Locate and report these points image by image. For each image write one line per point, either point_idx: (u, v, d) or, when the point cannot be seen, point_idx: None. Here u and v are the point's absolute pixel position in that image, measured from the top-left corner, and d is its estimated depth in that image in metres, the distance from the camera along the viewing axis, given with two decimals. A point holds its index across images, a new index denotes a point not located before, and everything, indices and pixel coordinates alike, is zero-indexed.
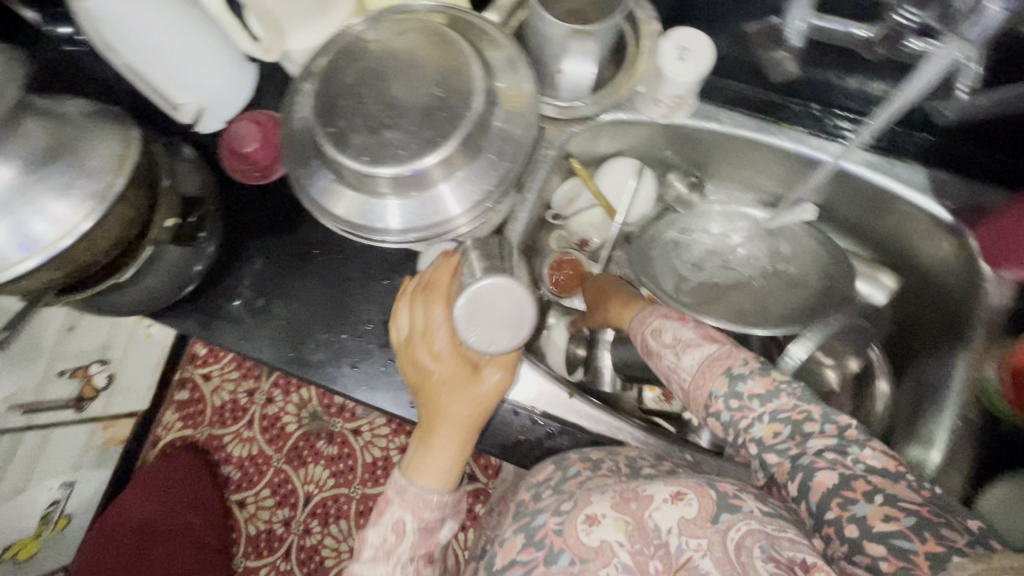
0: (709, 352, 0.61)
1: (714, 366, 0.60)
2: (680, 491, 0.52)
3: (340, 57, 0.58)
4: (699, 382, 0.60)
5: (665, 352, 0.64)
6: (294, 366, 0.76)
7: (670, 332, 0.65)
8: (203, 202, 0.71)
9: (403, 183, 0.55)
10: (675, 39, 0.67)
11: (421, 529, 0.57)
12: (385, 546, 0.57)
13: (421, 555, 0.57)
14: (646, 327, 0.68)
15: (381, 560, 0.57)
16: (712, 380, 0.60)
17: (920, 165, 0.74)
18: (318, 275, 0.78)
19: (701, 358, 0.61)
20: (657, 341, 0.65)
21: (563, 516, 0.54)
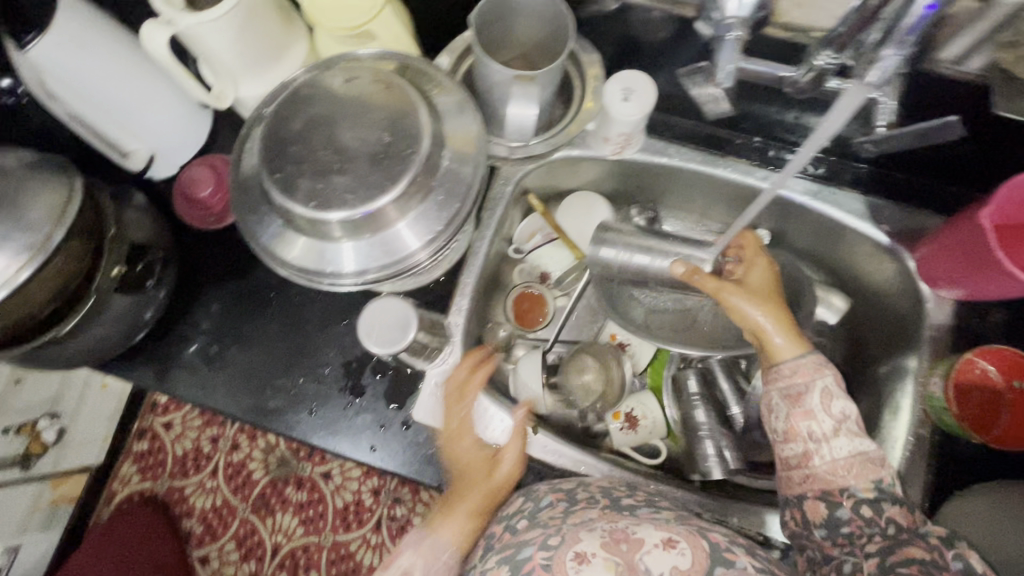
0: (865, 452, 0.61)
1: (866, 467, 0.61)
2: (673, 538, 0.55)
3: (285, 106, 0.55)
4: (839, 472, 0.61)
5: (819, 416, 0.62)
6: (251, 413, 0.74)
7: (839, 403, 0.62)
8: (151, 249, 0.68)
9: (355, 226, 0.54)
10: (619, 81, 0.68)
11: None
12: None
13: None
14: (822, 376, 0.63)
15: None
16: (858, 480, 0.61)
17: (860, 192, 0.76)
18: (274, 318, 0.76)
19: (854, 451, 0.61)
20: (816, 398, 0.63)
21: (552, 550, 0.56)
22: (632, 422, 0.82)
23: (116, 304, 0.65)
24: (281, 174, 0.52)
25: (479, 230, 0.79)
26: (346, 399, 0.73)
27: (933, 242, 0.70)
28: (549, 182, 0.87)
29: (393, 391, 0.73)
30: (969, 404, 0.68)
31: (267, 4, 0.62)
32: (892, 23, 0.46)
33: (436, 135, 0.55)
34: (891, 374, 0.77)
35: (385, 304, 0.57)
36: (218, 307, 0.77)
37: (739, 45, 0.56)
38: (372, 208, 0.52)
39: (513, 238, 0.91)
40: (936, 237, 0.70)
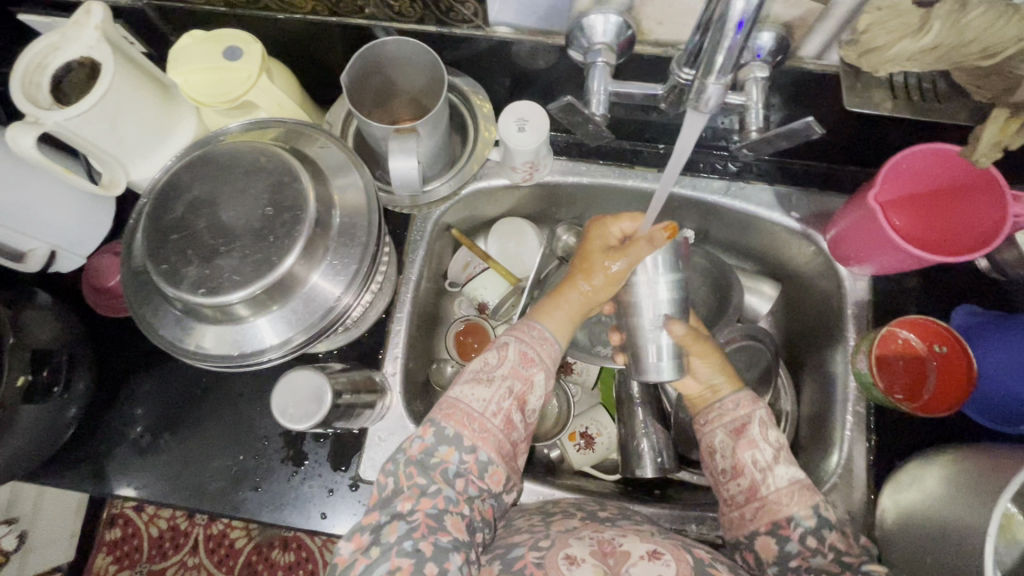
0: (801, 479, 0.60)
1: (806, 493, 0.59)
2: (658, 551, 0.56)
3: (163, 194, 0.54)
4: (782, 501, 0.59)
5: (760, 446, 0.61)
6: (194, 499, 0.71)
7: (774, 431, 0.62)
8: (57, 352, 0.67)
9: (259, 301, 0.52)
10: (513, 112, 0.69)
11: (523, 355, 0.62)
12: (486, 368, 0.62)
13: (517, 395, 0.61)
14: (757, 410, 0.63)
15: (483, 386, 0.61)
16: (796, 506, 0.58)
17: (766, 184, 0.78)
18: (204, 397, 0.74)
19: (793, 478, 0.60)
20: (756, 426, 0.62)
21: (542, 550, 0.57)
22: (588, 440, 0.82)
23: (25, 415, 0.62)
24: (166, 264, 0.51)
25: (403, 275, 0.79)
26: (289, 469, 0.71)
27: (837, 223, 0.72)
28: (470, 215, 0.87)
29: (336, 452, 0.72)
30: (895, 373, 0.71)
31: (138, 88, 0.61)
32: (705, 65, 0.43)
33: (324, 199, 0.55)
34: (827, 354, 0.78)
35: (297, 379, 0.59)
36: (146, 394, 0.75)
37: (608, 70, 0.56)
38: (281, 271, 0.51)
39: (448, 273, 0.90)
40: (839, 216, 0.72)
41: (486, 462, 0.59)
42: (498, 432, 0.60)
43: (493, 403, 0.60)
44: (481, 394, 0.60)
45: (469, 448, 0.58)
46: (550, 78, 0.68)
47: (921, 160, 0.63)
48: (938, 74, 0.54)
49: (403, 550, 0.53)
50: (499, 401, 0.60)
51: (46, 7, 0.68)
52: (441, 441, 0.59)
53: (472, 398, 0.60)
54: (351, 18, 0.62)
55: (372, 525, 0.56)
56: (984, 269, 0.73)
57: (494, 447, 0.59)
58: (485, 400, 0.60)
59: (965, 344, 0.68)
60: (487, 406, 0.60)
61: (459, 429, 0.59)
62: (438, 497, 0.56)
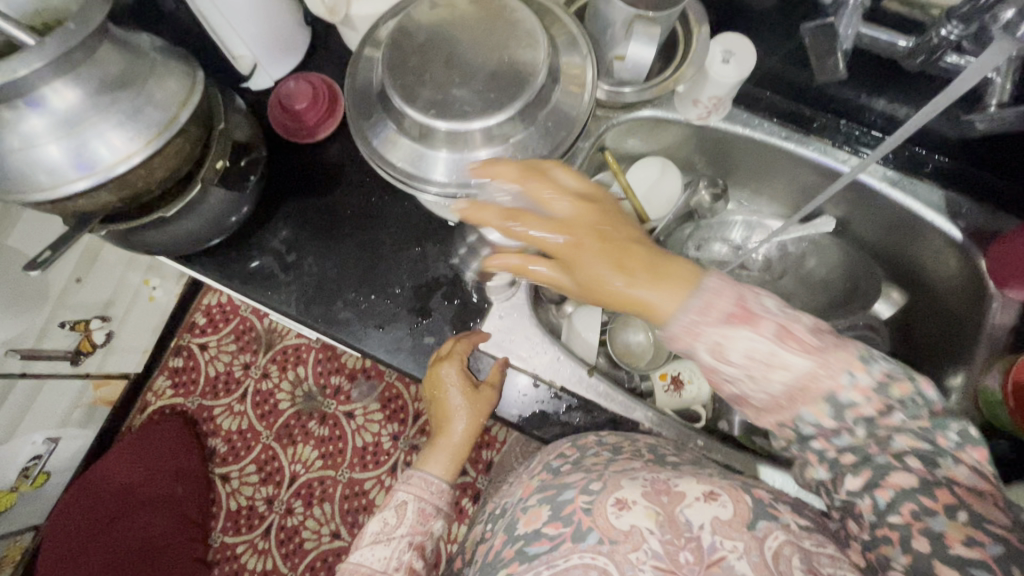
0: (793, 377, 0.50)
1: (808, 390, 0.50)
2: (715, 492, 0.55)
3: (412, 19, 0.57)
4: (783, 404, 0.51)
5: (724, 368, 0.51)
6: (322, 323, 0.77)
7: (738, 347, 0.50)
8: (251, 150, 0.73)
9: (458, 140, 0.56)
10: (722, 42, 0.69)
11: (421, 512, 0.70)
12: (386, 529, 0.68)
13: (417, 546, 0.67)
14: (699, 339, 0.51)
15: (382, 543, 0.67)
16: (807, 404, 0.51)
17: (939, 186, 0.77)
18: (352, 236, 0.79)
19: (781, 386, 0.51)
20: (703, 355, 0.51)
21: (592, 494, 0.57)
22: (677, 385, 0.85)
23: (213, 197, 0.69)
24: (403, 81, 0.55)
25: None
26: (413, 319, 0.76)
27: (1007, 241, 0.70)
28: (626, 143, 0.88)
29: (457, 318, 0.76)
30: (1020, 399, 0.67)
31: None
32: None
33: (552, 65, 0.57)
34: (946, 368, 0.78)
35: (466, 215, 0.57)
36: (301, 218, 0.80)
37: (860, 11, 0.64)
38: (466, 127, 0.54)
39: None
40: (1011, 236, 0.70)
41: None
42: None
43: (393, 559, 0.66)
44: (380, 552, 0.66)
45: None
46: None
47: None
48: None
49: None
50: (399, 556, 0.66)
51: None
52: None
53: (373, 558, 0.66)
54: None
55: None
56: None
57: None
58: (385, 558, 0.66)
59: None
60: (387, 563, 0.65)
61: None
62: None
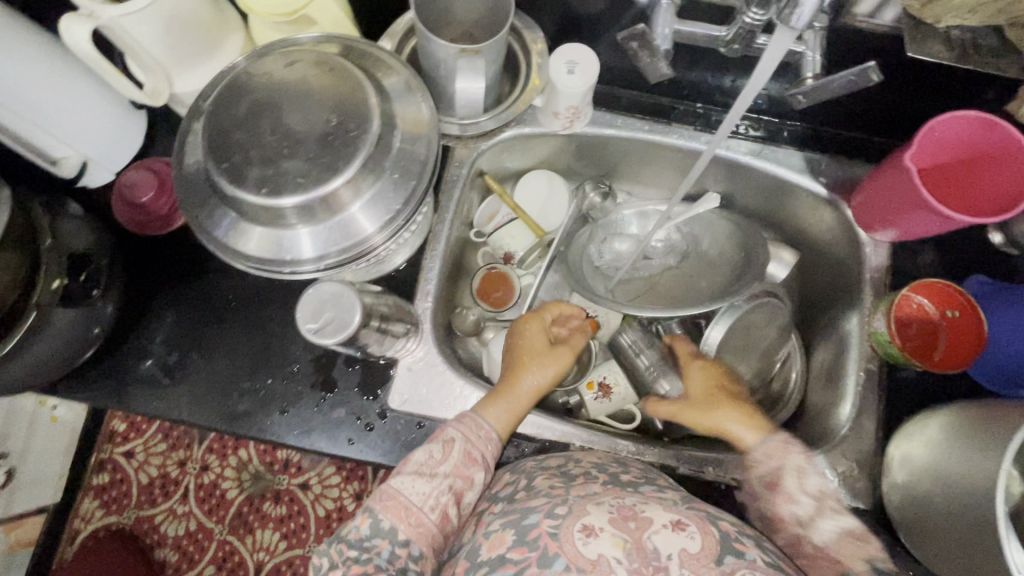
0: (849, 527, 0.60)
1: (853, 542, 0.59)
2: (682, 522, 0.55)
3: (226, 94, 0.53)
4: (832, 557, 0.59)
5: (799, 498, 0.63)
6: (221, 421, 0.71)
7: (815, 480, 0.63)
8: (91, 258, 0.66)
9: (311, 212, 0.53)
10: (562, 55, 0.70)
11: (467, 454, 0.63)
12: (429, 461, 0.61)
13: (456, 491, 0.61)
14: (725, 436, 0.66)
15: (425, 478, 0.60)
16: (846, 568, 0.58)
17: (798, 149, 0.81)
18: (236, 320, 0.74)
19: (841, 529, 0.60)
20: (790, 480, 0.64)
21: (558, 519, 0.56)
22: (606, 390, 0.84)
23: (58, 318, 0.61)
24: (228, 163, 0.51)
25: (438, 214, 0.79)
26: (318, 394, 0.71)
27: (863, 189, 0.75)
28: (504, 162, 0.87)
29: (366, 380, 0.72)
30: (907, 334, 0.74)
31: None
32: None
33: (387, 115, 0.55)
34: (843, 315, 0.81)
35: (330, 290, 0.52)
36: (176, 314, 0.74)
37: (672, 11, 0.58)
38: (327, 190, 0.51)
39: (473, 223, 0.91)
40: (865, 183, 0.75)
41: (418, 555, 0.58)
42: (432, 530, 0.59)
43: (431, 497, 0.59)
44: (422, 488, 0.59)
45: (403, 543, 0.58)
46: (604, 25, 0.69)
47: (955, 125, 0.65)
48: (990, 34, 0.56)
49: None
50: (438, 496, 0.60)
51: None
52: (376, 533, 0.58)
53: (412, 492, 0.59)
54: None
55: None
56: (996, 245, 0.77)
57: (427, 542, 0.59)
58: (425, 494, 0.59)
59: (979, 313, 0.71)
60: (425, 500, 0.59)
61: (394, 522, 0.58)
62: (372, 565, 0.56)
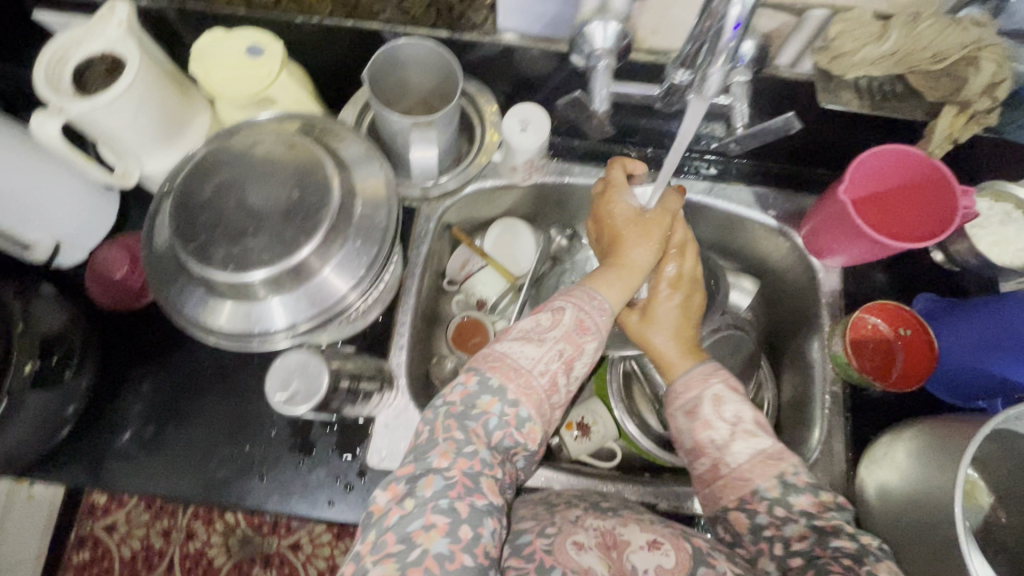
0: (764, 450, 0.61)
1: (768, 462, 0.60)
2: (658, 541, 0.58)
3: (191, 179, 0.56)
4: (745, 475, 0.60)
5: (715, 424, 0.63)
6: (198, 492, 0.71)
7: (731, 407, 0.64)
8: (65, 338, 0.67)
9: (281, 284, 0.55)
10: (515, 115, 0.74)
11: (579, 322, 0.64)
12: (537, 330, 0.63)
13: (566, 359, 0.62)
14: (708, 386, 0.65)
15: (534, 345, 0.61)
16: (762, 479, 0.59)
17: (746, 185, 0.85)
18: (210, 388, 0.74)
19: (754, 451, 0.61)
20: (707, 407, 0.64)
21: (549, 536, 0.58)
22: (585, 430, 0.86)
23: (30, 402, 0.62)
24: (194, 243, 0.53)
25: (407, 268, 0.82)
26: (296, 457, 0.72)
27: (811, 220, 0.79)
28: (470, 214, 0.91)
29: (343, 440, 0.73)
30: (866, 355, 0.77)
31: (159, 82, 0.64)
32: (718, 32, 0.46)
33: (346, 187, 0.58)
34: (805, 340, 0.84)
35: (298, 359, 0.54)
36: (151, 386, 0.74)
37: (609, 72, 0.62)
38: (297, 258, 0.54)
39: (445, 272, 0.93)
40: (812, 213, 0.79)
41: (525, 419, 0.59)
42: (542, 392, 0.60)
43: (542, 362, 0.60)
44: (532, 351, 0.61)
45: (513, 402, 0.58)
46: (550, 84, 0.74)
47: (883, 159, 0.70)
48: (898, 80, 0.62)
49: (438, 507, 0.51)
50: (549, 361, 0.61)
51: (66, 5, 0.70)
52: (484, 390, 0.59)
53: (520, 354, 0.60)
54: (365, 22, 0.67)
55: (408, 477, 0.54)
56: (940, 263, 0.81)
57: (535, 404, 0.59)
58: (533, 359, 0.61)
59: (926, 326, 0.75)
60: (534, 364, 0.60)
61: (504, 380, 0.59)
62: (474, 459, 0.55)
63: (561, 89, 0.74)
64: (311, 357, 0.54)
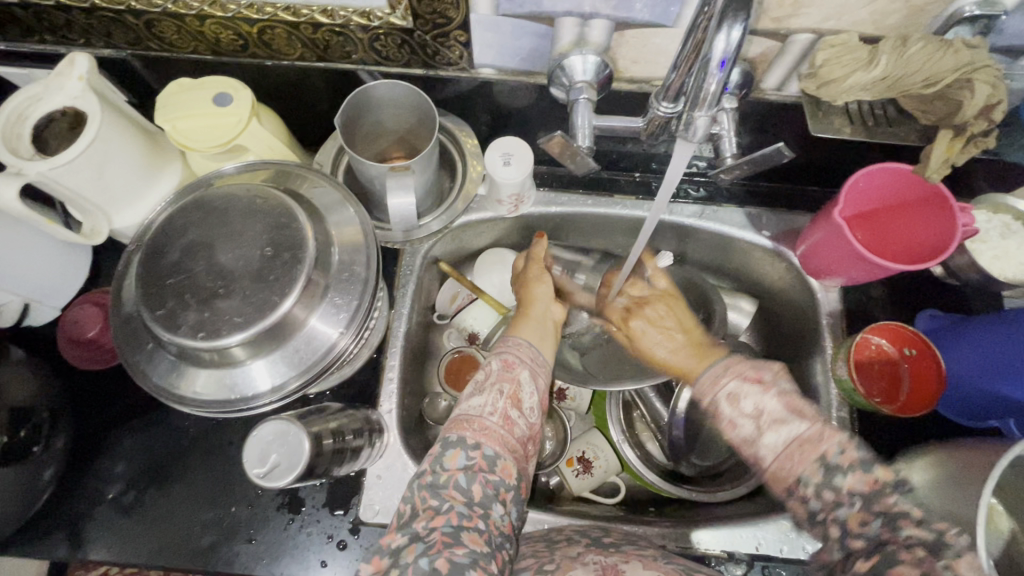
0: (798, 437, 0.53)
1: (806, 449, 0.52)
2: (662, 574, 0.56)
3: (160, 240, 0.54)
4: (784, 466, 0.53)
5: (734, 422, 0.56)
6: (184, 560, 0.67)
7: (749, 401, 0.56)
8: (34, 411, 0.66)
9: (259, 344, 0.53)
10: (497, 148, 0.72)
11: (506, 362, 0.64)
12: (476, 382, 0.62)
13: (509, 394, 0.61)
14: (720, 388, 0.58)
15: (477, 393, 0.61)
16: (804, 468, 0.52)
17: (738, 205, 0.83)
18: (193, 448, 0.71)
19: (788, 439, 0.53)
20: (726, 406, 0.56)
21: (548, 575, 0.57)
22: (586, 465, 0.83)
23: None
24: (163, 309, 0.51)
25: (394, 308, 0.79)
26: (285, 516, 0.68)
27: (805, 241, 0.77)
28: (456, 247, 0.88)
29: (334, 494, 0.69)
30: (873, 377, 0.74)
31: (125, 136, 0.61)
32: (702, 64, 0.44)
33: (322, 237, 0.56)
34: (808, 362, 0.82)
35: (277, 428, 0.52)
36: (129, 450, 0.71)
37: (590, 105, 0.60)
38: (280, 314, 0.52)
39: (435, 306, 0.90)
40: (806, 234, 0.77)
41: (494, 457, 0.57)
42: (499, 429, 0.58)
43: (488, 404, 0.59)
44: (477, 400, 0.60)
45: (474, 445, 0.57)
46: (531, 114, 0.72)
47: (882, 177, 0.68)
48: (887, 101, 0.60)
49: (420, 569, 0.49)
50: (493, 401, 0.60)
51: (26, 59, 0.68)
52: (447, 446, 0.57)
53: (468, 405, 0.60)
54: (337, 63, 0.65)
55: (391, 547, 0.51)
56: (939, 276, 0.79)
57: (498, 442, 0.58)
58: (481, 405, 0.60)
59: (933, 349, 0.72)
60: (483, 409, 0.59)
61: (460, 433, 0.58)
62: (451, 514, 0.53)
63: (541, 118, 0.72)
64: (292, 424, 0.52)
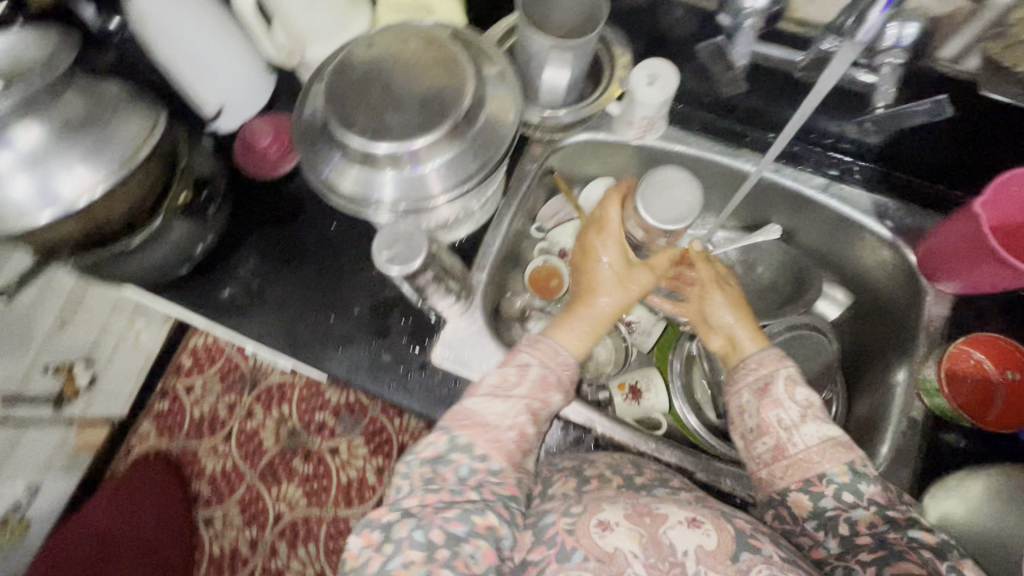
0: (832, 438, 0.61)
1: (839, 451, 0.60)
2: (697, 520, 0.53)
3: (347, 58, 0.64)
4: (814, 458, 0.60)
5: (786, 403, 0.63)
6: (286, 344, 0.80)
7: (803, 391, 0.64)
8: (211, 183, 0.78)
9: (400, 161, 0.61)
10: (645, 67, 0.75)
11: (544, 379, 0.65)
12: (503, 386, 0.64)
13: (533, 411, 0.63)
14: (784, 368, 0.66)
15: (498, 400, 0.63)
16: (832, 463, 0.60)
17: (869, 190, 0.80)
18: (312, 263, 0.83)
19: (824, 436, 0.61)
20: (779, 385, 0.64)
21: (574, 517, 0.55)
22: (636, 394, 0.87)
23: (177, 226, 0.73)
24: (342, 110, 0.61)
25: (505, 199, 0.85)
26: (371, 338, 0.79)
27: (931, 239, 0.74)
28: (574, 165, 0.92)
29: (415, 332, 0.79)
30: (961, 390, 0.71)
31: None
32: None
33: (477, 94, 0.63)
34: (891, 364, 0.80)
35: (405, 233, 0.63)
36: (263, 248, 0.84)
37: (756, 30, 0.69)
38: (415, 145, 0.60)
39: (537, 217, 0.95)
40: (931, 232, 0.74)
41: (498, 469, 0.59)
42: (513, 444, 0.61)
43: (508, 418, 0.62)
44: (497, 407, 0.62)
45: (481, 457, 0.59)
46: None
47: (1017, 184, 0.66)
48: None
49: (415, 542, 0.53)
50: (515, 415, 0.62)
51: None
52: (452, 448, 0.60)
53: (488, 411, 0.62)
54: None
55: (383, 524, 0.55)
56: None
57: (506, 457, 0.60)
58: (499, 414, 0.62)
59: None
60: (501, 420, 0.62)
61: (472, 438, 0.60)
62: (445, 492, 0.57)
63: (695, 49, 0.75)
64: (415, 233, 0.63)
